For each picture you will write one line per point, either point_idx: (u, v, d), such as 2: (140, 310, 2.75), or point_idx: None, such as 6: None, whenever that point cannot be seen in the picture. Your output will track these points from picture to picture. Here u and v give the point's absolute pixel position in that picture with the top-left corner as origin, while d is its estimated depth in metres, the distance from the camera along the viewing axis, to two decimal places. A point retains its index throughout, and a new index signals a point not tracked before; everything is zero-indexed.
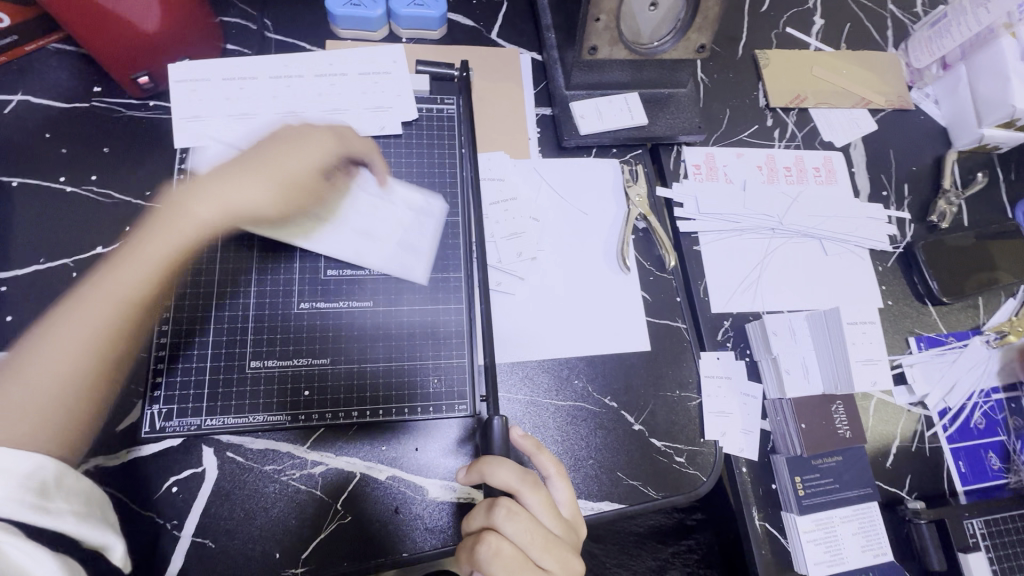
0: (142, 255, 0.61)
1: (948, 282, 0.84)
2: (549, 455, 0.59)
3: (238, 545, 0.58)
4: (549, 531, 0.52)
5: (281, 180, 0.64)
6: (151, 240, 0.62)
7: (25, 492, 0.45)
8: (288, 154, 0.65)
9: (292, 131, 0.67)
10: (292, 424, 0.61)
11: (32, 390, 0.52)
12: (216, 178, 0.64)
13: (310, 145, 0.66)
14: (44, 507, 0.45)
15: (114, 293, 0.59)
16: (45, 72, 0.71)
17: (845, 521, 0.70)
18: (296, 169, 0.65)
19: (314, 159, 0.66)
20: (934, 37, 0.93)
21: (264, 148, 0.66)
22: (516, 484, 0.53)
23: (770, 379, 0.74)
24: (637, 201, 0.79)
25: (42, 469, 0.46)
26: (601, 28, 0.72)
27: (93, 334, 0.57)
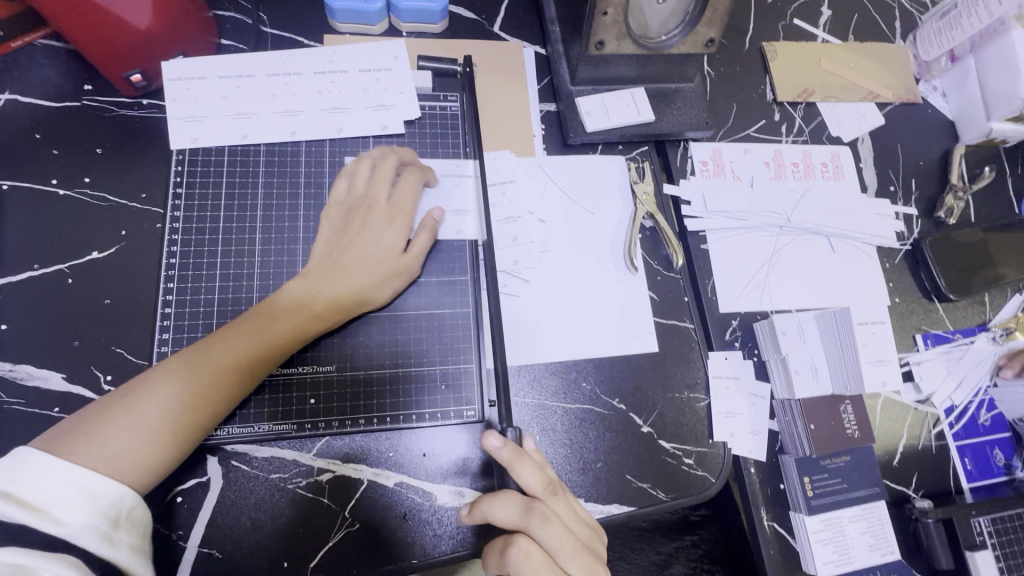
0: (277, 336, 0.58)
1: (956, 279, 0.83)
2: (528, 464, 0.53)
3: (246, 554, 0.58)
4: (569, 539, 0.52)
5: (384, 272, 0.63)
6: (278, 324, 0.58)
7: (102, 520, 0.46)
8: (383, 238, 0.63)
9: (382, 209, 0.65)
10: (297, 433, 0.61)
11: (117, 456, 0.49)
12: (345, 263, 0.62)
13: (398, 225, 0.64)
14: (114, 538, 0.46)
15: (230, 368, 0.55)
16: (33, 70, 0.68)
17: (853, 521, 0.71)
18: (390, 255, 0.63)
19: (405, 245, 0.64)
20: (943, 29, 0.92)
21: (345, 232, 0.64)
22: (518, 519, 0.52)
23: (778, 379, 0.74)
24: (643, 199, 0.77)
25: (120, 499, 0.48)
26: (608, 21, 0.70)
27: (201, 401, 0.54)
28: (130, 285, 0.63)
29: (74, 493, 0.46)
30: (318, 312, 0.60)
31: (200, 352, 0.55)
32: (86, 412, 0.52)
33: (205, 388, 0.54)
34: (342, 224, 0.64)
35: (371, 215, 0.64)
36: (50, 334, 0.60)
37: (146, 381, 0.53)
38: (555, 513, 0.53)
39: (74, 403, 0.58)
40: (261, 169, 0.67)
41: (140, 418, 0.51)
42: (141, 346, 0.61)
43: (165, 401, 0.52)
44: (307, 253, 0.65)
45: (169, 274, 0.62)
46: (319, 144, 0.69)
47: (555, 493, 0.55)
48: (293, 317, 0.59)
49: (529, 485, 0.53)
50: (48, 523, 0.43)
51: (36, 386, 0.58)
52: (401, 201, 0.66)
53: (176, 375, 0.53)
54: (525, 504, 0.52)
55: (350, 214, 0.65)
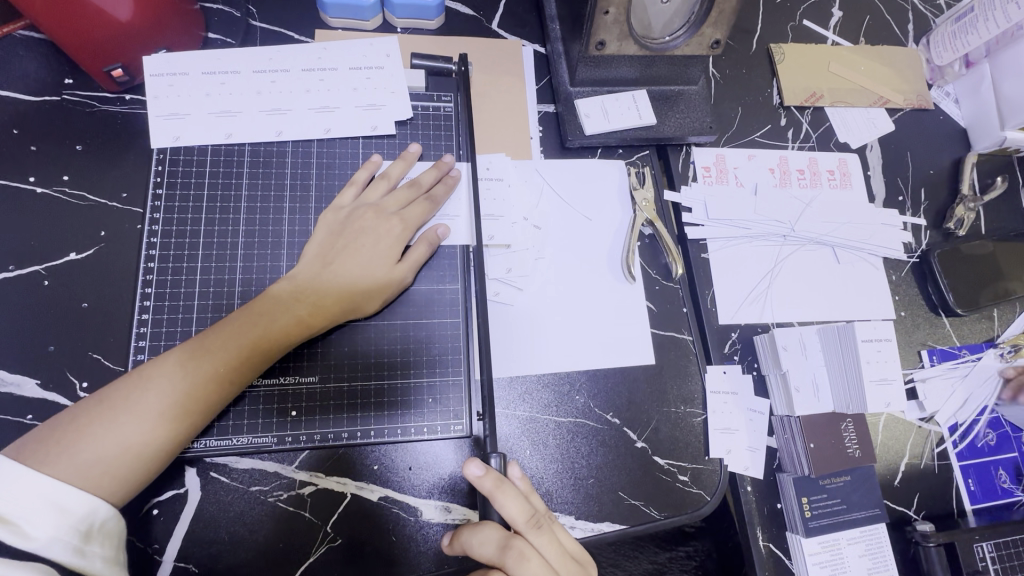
0: (260, 342, 0.55)
1: (964, 293, 0.81)
2: (510, 494, 0.51)
3: (224, 569, 0.56)
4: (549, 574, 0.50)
5: (371, 278, 0.60)
6: (263, 330, 0.56)
7: (73, 533, 0.44)
8: (370, 243, 0.61)
9: (370, 213, 0.62)
10: (278, 445, 0.59)
11: (91, 468, 0.47)
12: (331, 269, 0.60)
13: (387, 231, 0.62)
14: (85, 551, 0.44)
15: (212, 376, 0.53)
16: (12, 62, 0.66)
17: (852, 542, 0.68)
18: (379, 262, 0.61)
19: (393, 250, 0.62)
20: (958, 33, 0.88)
21: (333, 237, 0.62)
22: (495, 556, 0.50)
23: (778, 395, 0.71)
24: (643, 205, 0.75)
25: (93, 512, 0.46)
26: (610, 21, 0.67)
27: (178, 411, 0.51)
28: (108, 288, 0.61)
29: (44, 506, 0.44)
30: (304, 318, 0.57)
31: (178, 359, 0.53)
32: (59, 421, 0.49)
33: (185, 397, 0.52)
34: (329, 229, 0.62)
35: (359, 219, 0.62)
36: (24, 337, 0.58)
37: (125, 388, 0.51)
38: (536, 548, 0.51)
39: (47, 410, 0.57)
40: (246, 169, 0.64)
41: (115, 428, 0.49)
42: (118, 352, 0.59)
43: (139, 412, 0.50)
44: (291, 258, 0.63)
45: (148, 278, 0.60)
46: (306, 144, 0.66)
47: (538, 526, 0.52)
48: (278, 322, 0.56)
49: (511, 517, 0.51)
50: (16, 537, 0.42)
51: (8, 391, 0.56)
52: (391, 206, 0.64)
53: (152, 383, 0.51)
54: (504, 539, 0.50)
55: (339, 219, 0.62)
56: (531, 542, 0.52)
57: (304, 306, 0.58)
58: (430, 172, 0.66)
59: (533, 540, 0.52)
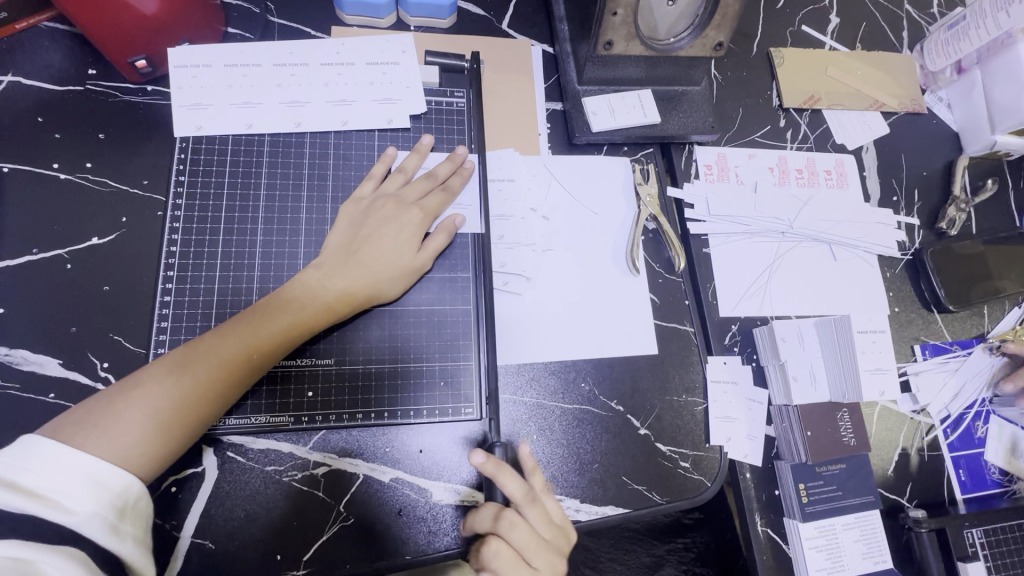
0: (280, 333, 0.57)
1: (955, 290, 0.83)
2: (510, 475, 0.54)
3: (239, 546, 0.57)
4: (538, 542, 0.54)
5: (390, 266, 0.62)
6: (289, 316, 0.57)
7: (109, 509, 0.45)
8: (390, 233, 0.63)
9: (389, 204, 0.64)
10: (294, 426, 0.60)
11: (127, 448, 0.49)
12: (353, 259, 0.61)
13: (405, 220, 0.64)
14: (120, 529, 0.45)
15: (237, 362, 0.55)
16: (37, 53, 0.68)
17: (847, 528, 0.71)
18: (397, 251, 0.63)
19: (411, 240, 0.64)
20: (951, 40, 0.92)
21: (351, 226, 0.64)
22: (488, 525, 0.54)
23: (777, 385, 0.74)
24: (647, 201, 0.77)
25: (128, 490, 0.46)
26: (618, 22, 0.69)
27: (200, 398, 0.52)
28: (129, 272, 0.62)
29: (82, 481, 0.45)
30: (329, 306, 0.59)
31: (200, 349, 0.54)
32: (88, 404, 0.51)
33: (215, 380, 0.53)
34: (350, 218, 0.64)
35: (376, 208, 0.64)
36: (47, 319, 0.60)
37: (154, 372, 0.52)
38: (531, 521, 0.55)
39: (70, 389, 0.58)
40: (265, 159, 0.66)
41: (148, 409, 0.50)
42: (139, 334, 0.61)
43: (163, 398, 0.51)
44: (309, 245, 0.65)
45: (169, 263, 0.62)
46: (324, 136, 0.68)
47: (535, 502, 0.55)
48: (297, 314, 0.58)
49: (511, 495, 0.54)
50: (54, 511, 0.42)
51: (31, 370, 0.58)
52: (409, 197, 0.65)
53: (175, 371, 0.52)
54: (498, 512, 0.54)
55: (357, 210, 0.64)
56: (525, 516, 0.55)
57: (322, 299, 0.59)
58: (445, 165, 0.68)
59: (529, 514, 0.55)
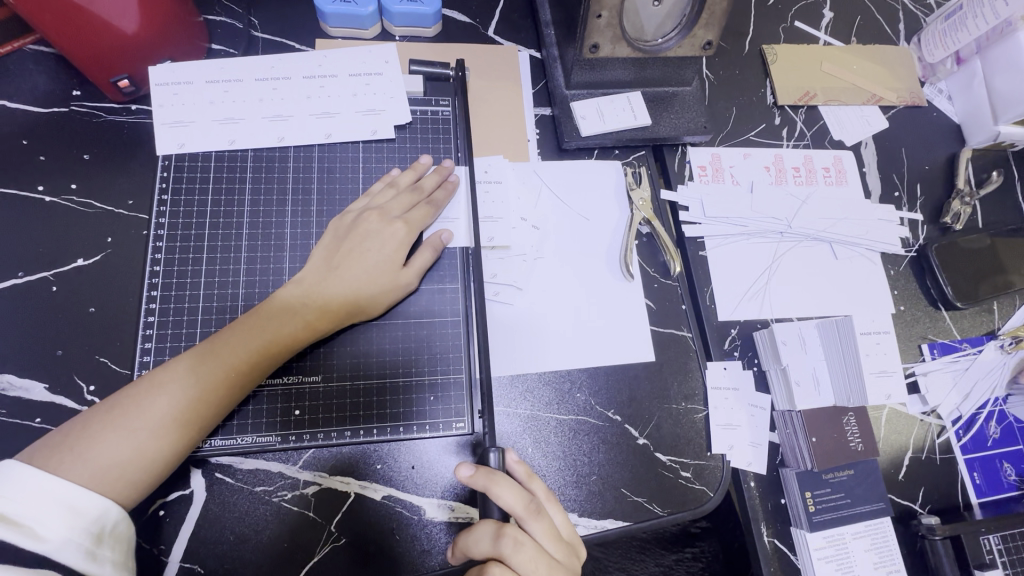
0: (265, 349, 0.56)
1: (963, 287, 0.81)
2: (504, 484, 0.51)
3: (229, 570, 0.56)
4: (546, 560, 0.49)
5: (375, 282, 0.61)
6: (273, 332, 0.57)
7: (85, 536, 0.44)
8: (374, 248, 0.62)
9: (374, 216, 0.63)
10: (282, 445, 0.59)
11: (111, 471, 0.48)
12: (336, 272, 0.61)
13: (388, 236, 0.62)
14: (97, 555, 0.44)
15: (223, 379, 0.54)
16: (22, 76, 0.68)
17: (857, 537, 0.68)
18: (386, 265, 0.62)
19: (399, 257, 0.63)
20: (948, 31, 0.90)
21: (339, 238, 0.63)
22: (491, 549, 0.49)
23: (779, 390, 0.71)
24: (640, 205, 0.75)
25: (104, 514, 0.46)
26: (603, 24, 0.68)
27: (184, 417, 0.52)
28: (115, 293, 0.62)
29: (57, 508, 0.44)
30: (310, 321, 0.58)
31: (183, 366, 0.53)
32: (69, 426, 0.50)
33: (201, 399, 0.53)
34: (333, 234, 0.63)
35: (362, 219, 0.63)
36: (33, 342, 0.59)
37: (140, 390, 0.52)
38: (536, 537, 0.50)
39: (56, 414, 0.57)
40: (249, 174, 0.66)
41: (134, 430, 0.50)
42: (125, 356, 0.60)
43: (147, 418, 0.50)
44: (294, 260, 0.64)
45: (154, 282, 0.61)
46: (308, 149, 0.68)
47: (538, 513, 0.51)
48: (282, 328, 0.57)
49: (509, 509, 0.50)
50: (26, 539, 0.42)
51: (16, 396, 0.57)
52: (395, 211, 0.64)
53: (159, 389, 0.52)
54: (497, 530, 0.49)
55: (345, 223, 0.63)
56: (528, 529, 0.51)
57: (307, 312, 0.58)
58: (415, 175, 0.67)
59: (533, 528, 0.51)
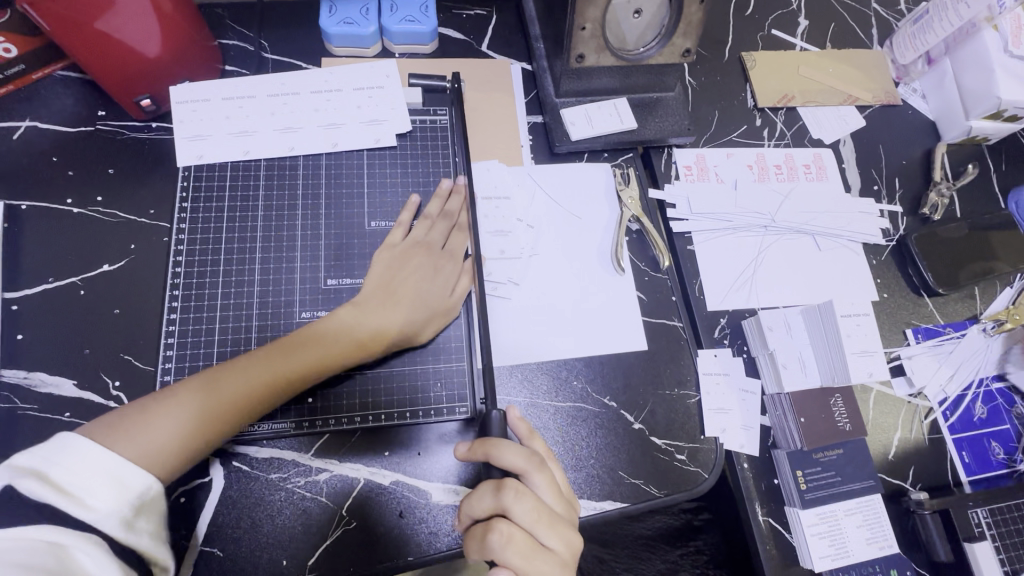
0: (313, 366, 0.60)
1: (943, 273, 0.84)
2: (503, 444, 0.53)
3: (246, 552, 0.59)
4: (548, 513, 0.51)
5: (423, 309, 0.66)
6: (322, 349, 0.60)
7: (126, 507, 0.46)
8: (425, 280, 0.67)
9: (422, 248, 0.69)
10: (297, 431, 0.63)
11: (155, 451, 0.51)
12: (394, 297, 0.65)
13: (437, 269, 0.68)
14: (134, 526, 0.46)
15: (268, 388, 0.58)
16: (52, 99, 0.73)
17: (849, 514, 0.70)
18: (435, 295, 0.67)
19: (445, 291, 0.68)
20: (917, 34, 0.95)
21: (392, 269, 0.67)
22: (493, 504, 0.51)
23: (767, 374, 0.75)
24: (629, 203, 0.80)
25: (147, 488, 0.47)
26: (587, 36, 0.73)
27: (228, 412, 0.55)
28: (137, 295, 0.66)
29: (103, 478, 0.45)
30: (359, 345, 0.62)
31: (235, 369, 0.57)
32: (125, 408, 0.53)
33: (247, 398, 0.56)
34: (383, 265, 0.67)
35: (425, 255, 0.68)
36: (62, 342, 0.63)
37: (190, 382, 0.55)
38: (537, 490, 0.52)
39: (83, 408, 0.61)
40: (261, 181, 0.71)
41: (184, 417, 0.53)
42: (148, 353, 0.64)
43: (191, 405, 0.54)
44: (305, 259, 0.68)
45: (175, 282, 0.65)
46: (316, 159, 0.73)
47: (538, 468, 0.53)
48: (332, 351, 0.61)
49: (509, 466, 0.53)
50: (76, 507, 0.43)
51: (47, 392, 0.61)
52: (437, 240, 0.70)
53: (209, 388, 0.55)
54: (499, 486, 0.51)
55: (404, 249, 0.68)
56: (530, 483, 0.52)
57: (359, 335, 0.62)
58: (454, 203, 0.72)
59: (534, 481, 0.53)
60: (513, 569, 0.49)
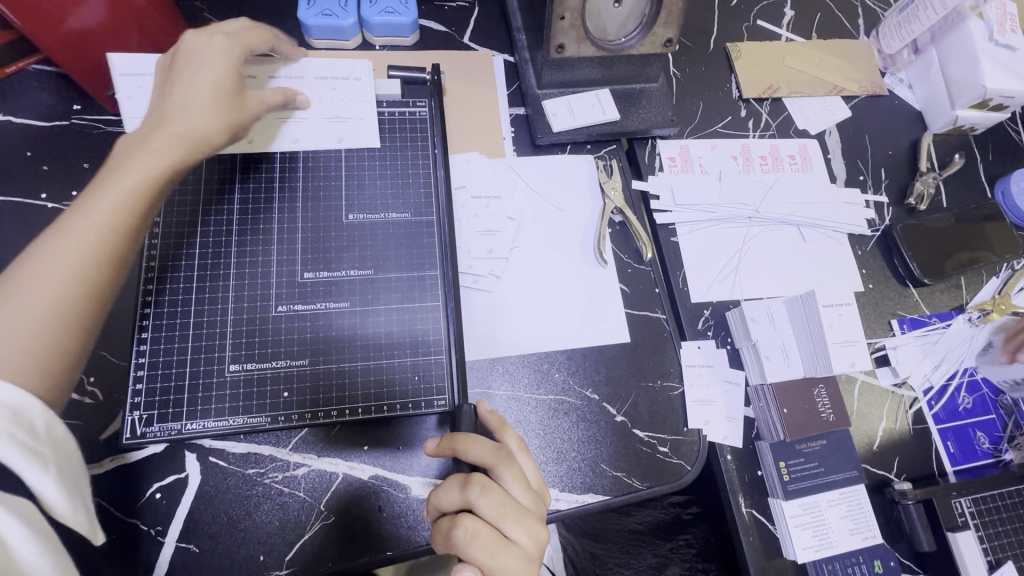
0: (147, 181, 0.53)
1: (929, 263, 0.84)
2: (471, 439, 0.53)
3: (222, 549, 0.59)
4: (515, 506, 0.51)
5: (223, 81, 0.58)
6: (148, 159, 0.54)
7: (13, 425, 0.41)
8: (202, 69, 0.58)
9: (197, 47, 0.59)
10: (273, 426, 0.62)
11: (22, 344, 0.45)
12: (179, 79, 0.58)
13: (212, 53, 0.59)
14: (36, 451, 0.42)
15: (113, 222, 0.51)
16: (26, 93, 0.72)
17: (832, 505, 0.70)
18: (229, 70, 0.59)
19: (234, 72, 0.60)
20: (903, 23, 0.94)
21: (170, 68, 0.59)
22: (460, 498, 0.50)
23: (751, 365, 0.74)
24: (612, 195, 0.79)
25: (25, 404, 0.42)
26: (567, 26, 0.73)
27: (75, 295, 0.48)
28: None
29: None
30: (225, 125, 0.59)
31: (57, 243, 0.49)
32: None
33: (76, 267, 0.49)
34: (164, 66, 0.60)
35: (191, 46, 0.59)
36: None
37: (20, 272, 0.48)
38: (506, 484, 0.52)
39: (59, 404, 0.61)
40: (236, 172, 0.69)
41: (41, 289, 0.47)
42: None
43: (32, 306, 0.46)
44: (282, 252, 0.67)
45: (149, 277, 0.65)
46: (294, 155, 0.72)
47: (507, 462, 0.53)
48: (174, 158, 0.55)
49: (478, 460, 0.52)
50: None
51: None
52: (219, 32, 0.62)
53: (43, 267, 0.48)
54: (465, 479, 0.50)
55: (175, 55, 0.60)
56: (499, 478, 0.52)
57: (218, 128, 0.58)
58: (251, 39, 0.63)
59: (503, 475, 0.52)
60: (479, 563, 0.48)
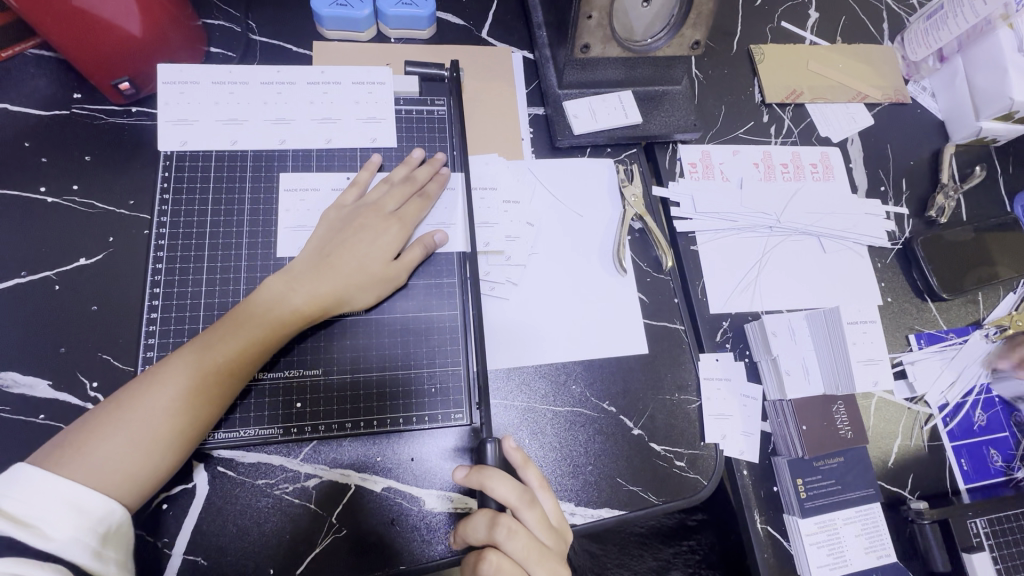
0: (266, 329, 0.57)
1: (948, 279, 0.83)
2: (497, 478, 0.52)
3: (231, 561, 0.57)
4: (539, 547, 0.50)
5: (362, 279, 0.62)
6: (271, 316, 0.58)
7: (91, 535, 0.45)
8: (367, 241, 0.63)
9: (369, 213, 0.64)
10: (284, 437, 0.60)
11: (127, 463, 0.49)
12: (329, 262, 0.61)
13: (384, 233, 0.64)
14: (102, 554, 0.45)
15: (229, 361, 0.55)
16: (22, 80, 0.69)
17: (848, 523, 0.70)
18: (377, 262, 0.63)
19: (390, 248, 0.64)
20: (930, 30, 0.92)
21: (333, 234, 0.63)
22: (486, 536, 0.50)
23: (770, 380, 0.73)
24: (633, 201, 0.77)
25: (109, 514, 0.46)
26: (593, 25, 0.70)
27: (183, 416, 0.52)
28: (117, 291, 0.63)
29: (59, 505, 0.45)
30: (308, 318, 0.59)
31: (174, 371, 0.53)
32: (76, 426, 0.50)
33: (190, 399, 0.53)
34: (330, 222, 0.64)
35: (366, 216, 0.64)
36: (36, 339, 0.60)
37: (141, 388, 0.52)
38: (529, 525, 0.51)
39: (60, 410, 0.58)
40: (248, 171, 0.67)
41: (157, 413, 0.51)
42: (128, 352, 0.61)
43: (144, 422, 0.51)
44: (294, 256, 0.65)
45: (155, 279, 0.62)
46: (307, 152, 0.69)
47: (532, 503, 0.52)
48: (294, 317, 0.58)
49: (503, 500, 0.51)
50: (35, 537, 0.42)
51: (20, 393, 0.58)
52: (389, 205, 0.66)
53: (160, 381, 0.52)
54: (492, 519, 0.50)
55: (342, 218, 0.64)
56: (523, 518, 0.51)
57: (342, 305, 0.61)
58: (397, 196, 0.66)
59: (527, 517, 0.51)
60: None
